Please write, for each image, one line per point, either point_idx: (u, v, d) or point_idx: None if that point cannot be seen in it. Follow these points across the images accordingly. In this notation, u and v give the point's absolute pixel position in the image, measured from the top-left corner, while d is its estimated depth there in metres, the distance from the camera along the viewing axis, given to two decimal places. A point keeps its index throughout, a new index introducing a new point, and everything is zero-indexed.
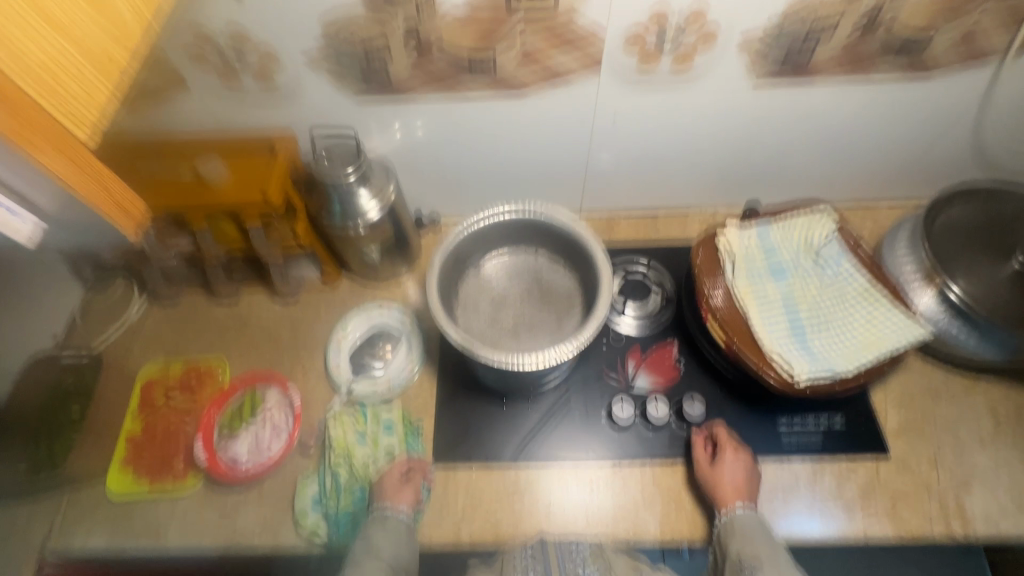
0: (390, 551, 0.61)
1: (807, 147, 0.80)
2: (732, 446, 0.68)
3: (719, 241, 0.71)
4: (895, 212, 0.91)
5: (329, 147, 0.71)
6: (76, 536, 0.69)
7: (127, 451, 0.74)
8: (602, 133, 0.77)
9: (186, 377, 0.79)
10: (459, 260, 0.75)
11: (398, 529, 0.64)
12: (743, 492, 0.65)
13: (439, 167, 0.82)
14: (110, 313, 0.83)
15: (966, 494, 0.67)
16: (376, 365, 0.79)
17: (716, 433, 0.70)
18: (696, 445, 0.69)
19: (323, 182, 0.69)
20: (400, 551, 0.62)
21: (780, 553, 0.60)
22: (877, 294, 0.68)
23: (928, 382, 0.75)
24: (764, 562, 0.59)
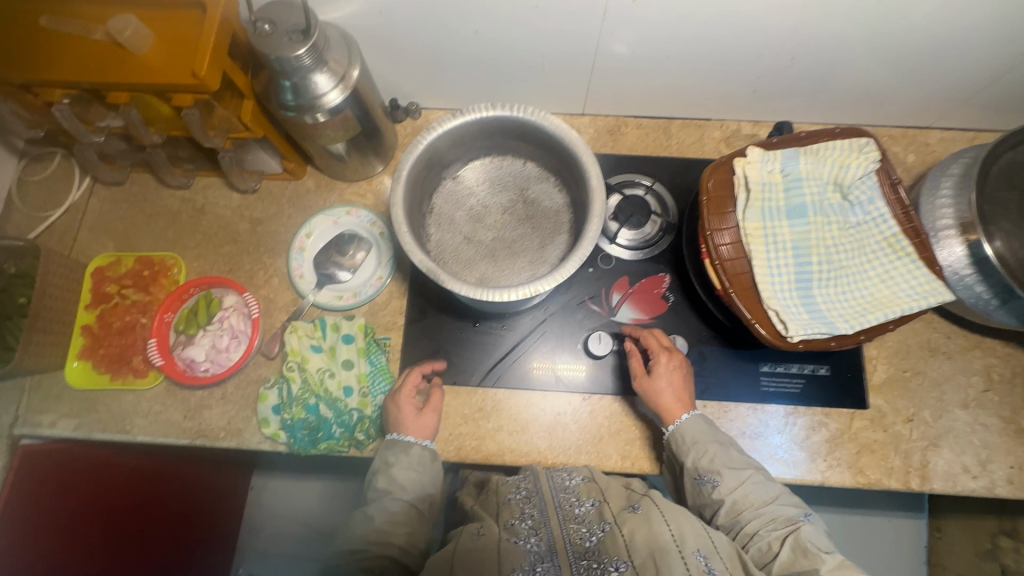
0: (412, 486, 0.61)
1: (863, 53, 0.66)
2: (667, 350, 0.65)
3: (736, 168, 0.61)
4: (948, 138, 0.78)
5: (274, 10, 0.56)
6: (43, 421, 0.69)
7: (83, 342, 0.71)
8: (617, 16, 0.62)
9: (139, 270, 0.73)
10: (434, 166, 0.65)
11: (422, 463, 0.62)
12: (682, 401, 0.63)
13: (418, 43, 0.68)
14: (54, 194, 0.77)
15: (935, 452, 0.66)
16: (343, 274, 0.73)
17: (647, 342, 0.67)
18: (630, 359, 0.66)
19: (267, 59, 0.56)
20: (420, 482, 0.61)
21: (730, 448, 0.60)
22: (903, 246, 0.60)
23: (927, 337, 0.70)
24: (723, 468, 0.58)
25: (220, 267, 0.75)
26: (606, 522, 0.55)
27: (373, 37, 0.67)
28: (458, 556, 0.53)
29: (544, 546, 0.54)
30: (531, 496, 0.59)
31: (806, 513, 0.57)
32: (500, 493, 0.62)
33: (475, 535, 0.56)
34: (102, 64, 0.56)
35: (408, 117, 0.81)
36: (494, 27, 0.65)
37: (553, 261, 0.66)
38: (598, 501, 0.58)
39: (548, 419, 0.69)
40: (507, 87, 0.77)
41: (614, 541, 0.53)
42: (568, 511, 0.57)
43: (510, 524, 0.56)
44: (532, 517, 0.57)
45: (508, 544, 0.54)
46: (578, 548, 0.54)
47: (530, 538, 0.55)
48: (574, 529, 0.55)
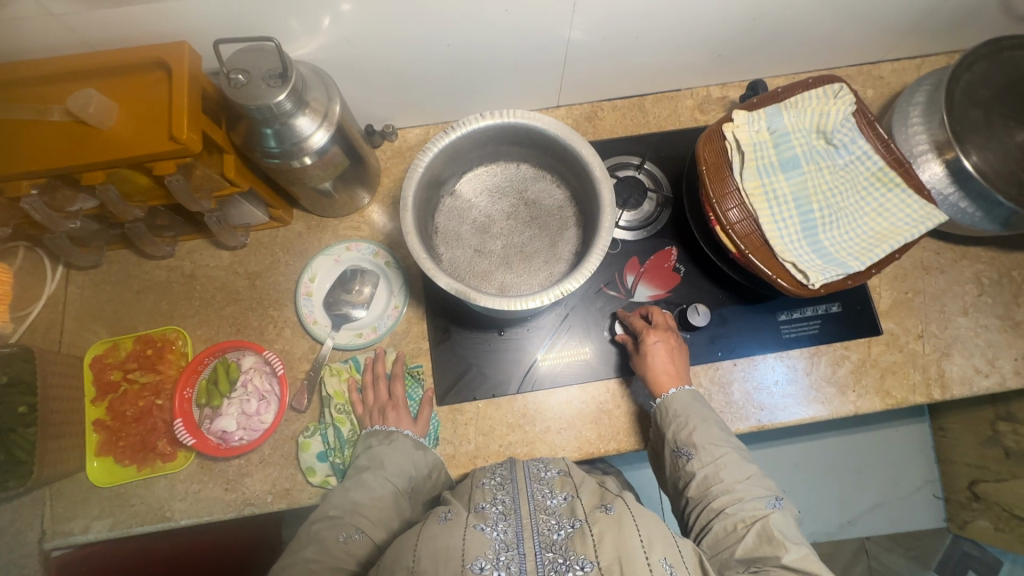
0: (396, 464, 0.61)
1: (815, 2, 0.69)
2: (652, 328, 0.67)
3: (727, 134, 0.63)
4: (899, 69, 0.83)
5: (244, 58, 0.54)
6: (74, 528, 0.65)
7: (99, 436, 0.67)
8: (583, 6, 0.63)
9: (141, 350, 0.69)
10: (433, 186, 0.64)
11: (405, 449, 0.62)
12: (672, 375, 0.64)
13: (387, 65, 0.67)
14: (26, 289, 0.72)
15: (948, 360, 0.71)
16: (358, 310, 0.71)
17: (632, 322, 0.69)
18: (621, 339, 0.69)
19: (247, 110, 0.53)
20: (406, 468, 0.61)
21: (712, 424, 0.61)
22: (892, 178, 0.63)
23: (919, 256, 0.75)
24: (701, 441, 0.59)
25: (226, 330, 0.72)
26: (576, 518, 0.50)
27: (341, 67, 0.65)
28: (417, 541, 0.49)
29: (511, 533, 0.49)
30: (505, 484, 0.56)
31: (776, 499, 0.57)
32: (476, 479, 0.60)
33: (441, 521, 0.51)
34: (72, 145, 0.53)
35: (385, 140, 0.79)
36: (464, 36, 0.64)
37: (569, 257, 0.66)
38: (572, 497, 0.54)
39: (591, 410, 0.70)
40: (481, 92, 0.77)
41: (582, 538, 0.48)
42: (540, 502, 0.53)
43: (480, 508, 0.52)
44: (503, 504, 0.53)
45: (472, 531, 0.49)
46: (544, 540, 0.49)
47: (499, 524, 0.50)
48: (544, 521, 0.51)
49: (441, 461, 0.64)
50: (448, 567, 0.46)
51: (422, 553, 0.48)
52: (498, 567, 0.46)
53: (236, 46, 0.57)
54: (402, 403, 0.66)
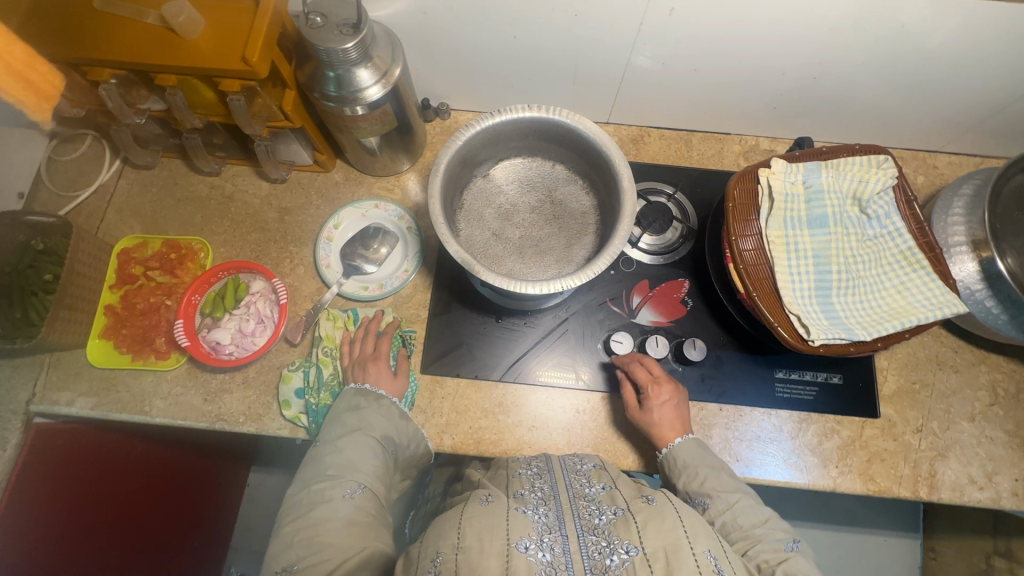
0: (382, 428, 0.62)
1: (878, 77, 0.70)
2: (657, 381, 0.65)
3: (761, 178, 0.63)
4: (955, 163, 0.82)
5: (327, 6, 0.58)
6: (61, 399, 0.69)
7: (106, 321, 0.71)
8: (652, 31, 0.65)
9: (166, 253, 0.74)
10: (468, 164, 0.67)
11: (391, 415, 0.64)
12: (676, 427, 0.63)
13: (454, 44, 0.70)
14: (84, 175, 0.78)
15: (942, 462, 0.68)
16: (369, 266, 0.74)
17: (636, 373, 0.66)
18: (624, 387, 0.67)
19: (316, 51, 0.57)
20: (389, 425, 0.63)
21: (720, 472, 0.60)
22: (918, 259, 0.62)
23: (935, 351, 0.72)
24: (716, 488, 0.58)
25: (246, 254, 0.76)
26: (617, 506, 0.51)
27: (413, 36, 0.69)
28: (460, 521, 0.49)
29: (552, 517, 0.50)
30: (543, 472, 0.57)
31: (795, 542, 0.55)
32: (511, 469, 0.60)
33: (482, 501, 0.51)
34: (152, 48, 0.58)
35: (437, 117, 0.83)
36: (533, 34, 0.67)
37: (579, 261, 0.68)
38: (610, 486, 0.55)
39: (567, 416, 0.70)
40: (537, 92, 0.79)
41: (626, 525, 0.48)
42: (578, 491, 0.54)
43: (518, 494, 0.53)
44: (542, 491, 0.54)
45: (515, 513, 0.49)
46: (585, 523, 0.50)
47: (539, 508, 0.51)
48: (583, 507, 0.52)
49: (422, 434, 0.65)
50: (496, 544, 0.46)
51: (466, 531, 0.48)
52: (543, 549, 0.47)
53: None
54: (386, 359, 0.68)
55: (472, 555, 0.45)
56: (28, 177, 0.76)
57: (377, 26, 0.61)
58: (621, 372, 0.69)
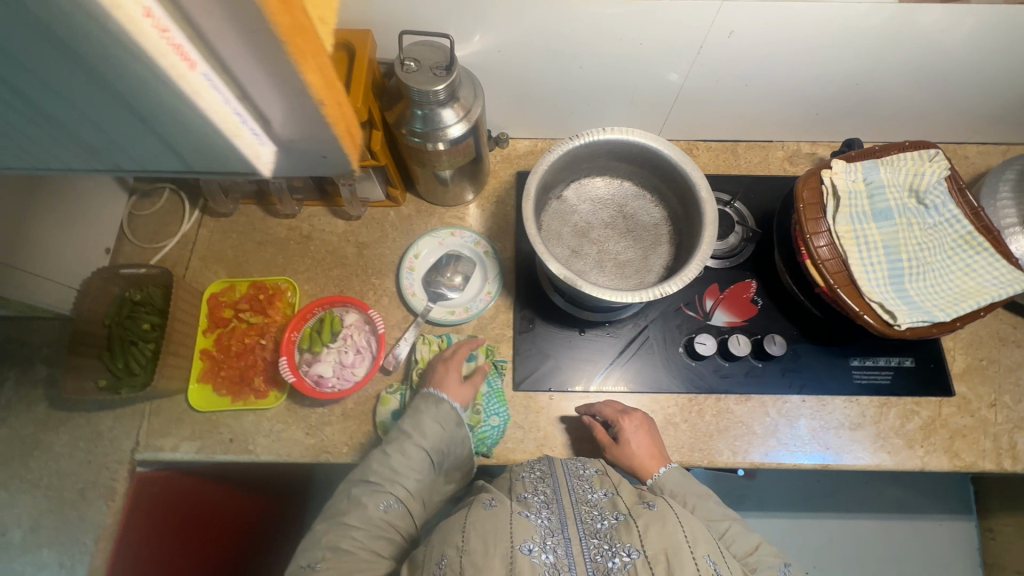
0: (432, 439, 0.61)
1: (914, 80, 0.76)
2: (626, 413, 0.68)
3: (825, 179, 0.68)
4: (984, 152, 0.88)
5: (418, 52, 0.63)
6: (165, 445, 0.70)
7: (204, 365, 0.73)
8: (707, 53, 0.70)
9: (255, 294, 0.76)
10: (547, 186, 0.71)
11: (447, 421, 0.62)
12: (656, 457, 0.65)
13: (521, 78, 0.75)
14: (164, 226, 0.81)
15: (1021, 433, 0.71)
16: (451, 291, 0.77)
17: (603, 411, 0.69)
18: (596, 429, 0.68)
19: (409, 93, 0.61)
20: (443, 440, 0.61)
21: (707, 498, 0.61)
22: (979, 242, 0.66)
23: (995, 328, 0.76)
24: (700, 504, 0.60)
25: (330, 290, 0.78)
26: (619, 511, 0.52)
27: (483, 72, 0.74)
28: (466, 524, 0.51)
29: (554, 521, 0.51)
30: (545, 477, 0.58)
31: (787, 567, 0.54)
32: (515, 473, 0.61)
33: (487, 506, 0.53)
34: None
35: (497, 146, 0.87)
36: (595, 63, 0.72)
37: (659, 270, 0.71)
38: (612, 492, 0.56)
39: (657, 420, 0.72)
40: (591, 116, 0.84)
41: (628, 530, 0.49)
42: (581, 496, 0.56)
43: (522, 498, 0.55)
44: (544, 495, 0.55)
45: (518, 517, 0.51)
46: (588, 528, 0.51)
47: (542, 512, 0.52)
48: (586, 511, 0.53)
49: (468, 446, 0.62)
50: (500, 546, 0.47)
51: (471, 535, 0.49)
52: (546, 550, 0.48)
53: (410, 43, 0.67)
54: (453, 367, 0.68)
55: (477, 557, 0.46)
56: (113, 233, 0.79)
57: (462, 69, 0.66)
58: (587, 413, 0.70)
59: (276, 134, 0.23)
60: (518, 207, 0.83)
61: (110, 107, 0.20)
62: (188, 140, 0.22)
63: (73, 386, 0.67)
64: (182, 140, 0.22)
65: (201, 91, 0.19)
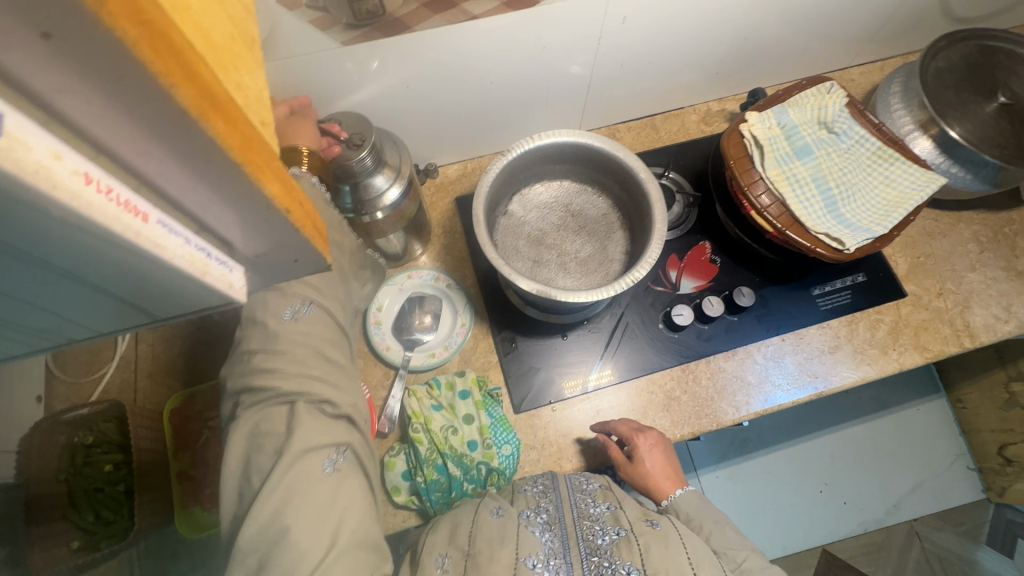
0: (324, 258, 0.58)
1: (793, 24, 0.81)
2: (642, 431, 0.67)
3: (744, 132, 0.72)
4: (866, 72, 0.96)
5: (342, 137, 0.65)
6: None
7: (184, 488, 0.68)
8: (606, 42, 0.72)
9: (217, 395, 0.71)
10: (492, 205, 0.70)
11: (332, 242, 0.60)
12: (671, 476, 0.66)
13: (436, 106, 0.74)
14: (97, 352, 0.73)
15: (969, 311, 0.78)
16: (425, 334, 0.75)
17: (618, 429, 0.68)
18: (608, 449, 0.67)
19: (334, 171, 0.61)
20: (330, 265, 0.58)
21: (725, 527, 0.62)
22: (890, 154, 0.72)
23: (922, 225, 0.83)
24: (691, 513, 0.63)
25: None
26: (621, 526, 0.58)
27: (397, 108, 0.73)
28: (471, 528, 0.56)
29: (557, 542, 0.58)
30: (547, 491, 0.62)
31: None
32: (517, 485, 0.64)
33: (493, 515, 0.58)
34: None
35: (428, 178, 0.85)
36: (503, 77, 0.73)
37: (620, 257, 0.73)
38: (615, 505, 0.61)
39: (659, 398, 0.73)
40: (512, 126, 0.84)
41: (628, 547, 0.56)
42: (583, 509, 0.61)
43: (525, 514, 0.59)
44: (548, 512, 0.60)
45: (524, 531, 0.57)
46: (589, 546, 0.57)
47: (545, 531, 0.58)
48: (588, 528, 0.59)
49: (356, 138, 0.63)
50: (506, 553, 0.53)
51: (475, 540, 0.55)
52: (547, 566, 0.54)
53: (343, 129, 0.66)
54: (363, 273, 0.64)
55: (481, 560, 0.53)
56: (40, 377, 0.71)
57: (383, 132, 0.66)
58: (603, 431, 0.69)
59: (241, 254, 0.20)
60: (467, 232, 0.82)
61: (53, 286, 0.17)
62: (156, 294, 0.19)
63: (43, 559, 0.59)
64: (149, 281, 0.18)
65: (161, 240, 0.17)
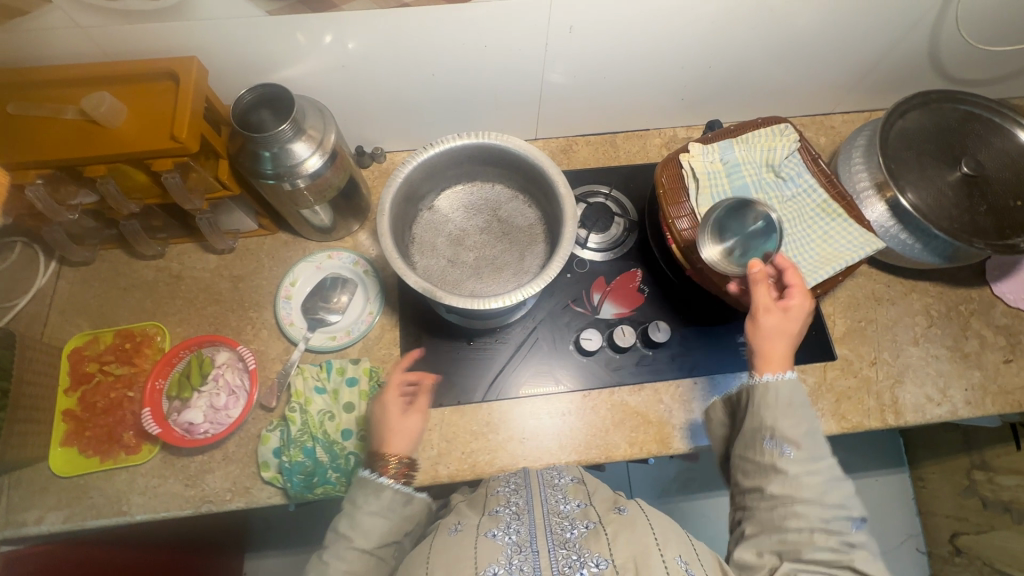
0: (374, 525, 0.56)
1: (764, 59, 0.78)
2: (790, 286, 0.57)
3: (683, 162, 0.69)
4: (848, 121, 0.91)
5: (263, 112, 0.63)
6: (28, 519, 0.65)
7: (66, 427, 0.68)
8: (556, 49, 0.70)
9: (119, 343, 0.72)
10: (410, 198, 0.69)
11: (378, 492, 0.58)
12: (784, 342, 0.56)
13: (379, 91, 0.74)
14: (17, 281, 0.75)
15: (901, 387, 0.74)
16: (333, 315, 0.74)
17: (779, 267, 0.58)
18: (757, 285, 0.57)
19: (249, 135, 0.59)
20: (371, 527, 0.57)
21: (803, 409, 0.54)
22: (835, 209, 0.68)
23: (872, 288, 0.79)
24: (784, 399, 0.54)
25: (206, 329, 0.74)
26: (589, 519, 0.53)
27: (336, 89, 0.72)
28: (429, 551, 0.53)
29: (523, 533, 0.52)
30: (519, 489, 0.60)
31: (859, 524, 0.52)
32: (489, 488, 0.63)
33: (453, 530, 0.55)
34: (75, 141, 0.58)
35: (374, 162, 0.85)
36: (450, 70, 0.72)
37: (535, 269, 0.71)
38: (585, 503, 0.57)
39: (555, 423, 0.71)
40: (464, 122, 0.83)
41: (597, 538, 0.51)
42: (553, 507, 0.56)
43: (493, 512, 0.56)
44: (516, 506, 0.56)
45: (484, 536, 0.52)
46: (557, 538, 0.51)
47: (510, 525, 0.53)
48: (557, 522, 0.53)
49: (243, 116, 0.62)
50: (465, 562, 0.49)
51: (434, 559, 0.51)
52: (511, 569, 0.48)
53: (253, 102, 0.62)
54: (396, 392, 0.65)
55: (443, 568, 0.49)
56: None
57: (304, 101, 0.63)
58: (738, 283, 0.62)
59: None
60: None
61: None
62: None
63: None
64: None
65: None
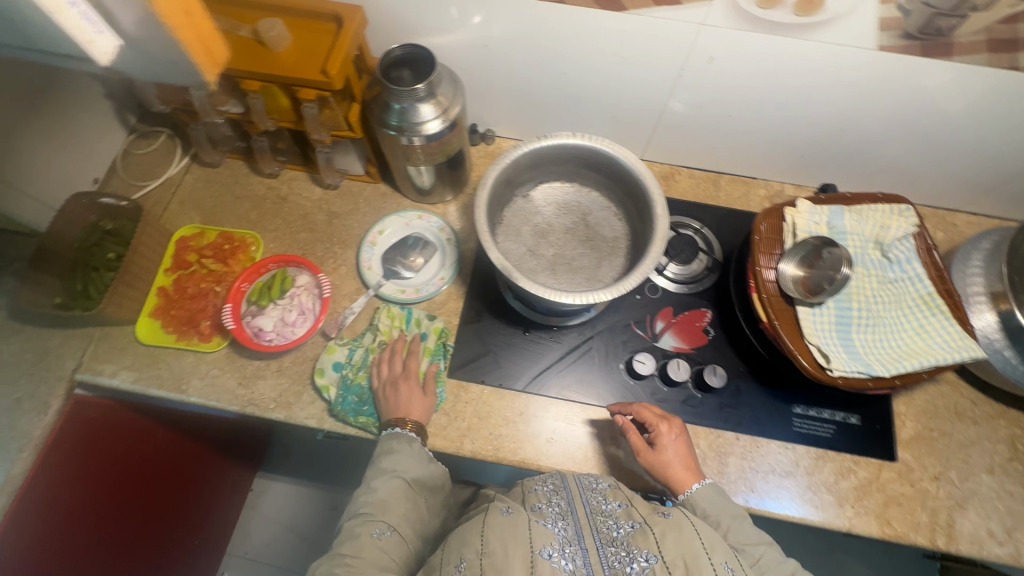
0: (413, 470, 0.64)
1: (898, 137, 0.75)
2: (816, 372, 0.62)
3: (787, 216, 0.68)
4: (972, 223, 0.85)
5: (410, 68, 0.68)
6: (104, 370, 0.72)
7: (157, 301, 0.76)
8: (689, 77, 0.71)
9: (220, 244, 0.79)
10: (510, 181, 0.72)
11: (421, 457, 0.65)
12: (691, 469, 0.63)
13: (509, 77, 0.77)
14: (154, 166, 0.84)
15: (961, 512, 0.68)
16: (408, 270, 0.78)
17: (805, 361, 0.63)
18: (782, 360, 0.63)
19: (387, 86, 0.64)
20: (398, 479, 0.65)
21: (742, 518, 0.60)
22: (938, 305, 0.65)
23: (955, 400, 0.73)
24: (707, 508, 0.60)
25: (294, 251, 0.80)
26: (635, 518, 0.53)
27: (471, 66, 0.76)
28: (482, 530, 0.52)
29: (569, 532, 0.52)
30: (557, 489, 0.57)
31: None
32: (526, 485, 0.59)
33: (503, 512, 0.53)
34: (241, 56, 0.65)
35: (482, 142, 0.89)
36: (581, 74, 0.74)
37: (608, 280, 0.71)
38: (626, 502, 0.55)
39: (586, 434, 0.71)
40: (578, 125, 0.85)
41: (644, 536, 0.50)
42: (594, 505, 0.55)
43: (537, 508, 0.55)
44: (559, 505, 0.55)
45: (537, 526, 0.52)
46: (604, 536, 0.52)
47: (557, 522, 0.53)
48: (601, 521, 0.53)
49: (390, 67, 0.68)
50: (519, 551, 0.49)
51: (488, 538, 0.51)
52: (564, 557, 0.50)
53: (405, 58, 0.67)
54: (415, 378, 0.69)
55: (497, 560, 0.48)
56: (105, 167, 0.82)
57: (442, 68, 0.68)
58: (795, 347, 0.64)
59: None
60: None
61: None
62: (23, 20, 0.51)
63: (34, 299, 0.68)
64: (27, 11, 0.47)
65: None
